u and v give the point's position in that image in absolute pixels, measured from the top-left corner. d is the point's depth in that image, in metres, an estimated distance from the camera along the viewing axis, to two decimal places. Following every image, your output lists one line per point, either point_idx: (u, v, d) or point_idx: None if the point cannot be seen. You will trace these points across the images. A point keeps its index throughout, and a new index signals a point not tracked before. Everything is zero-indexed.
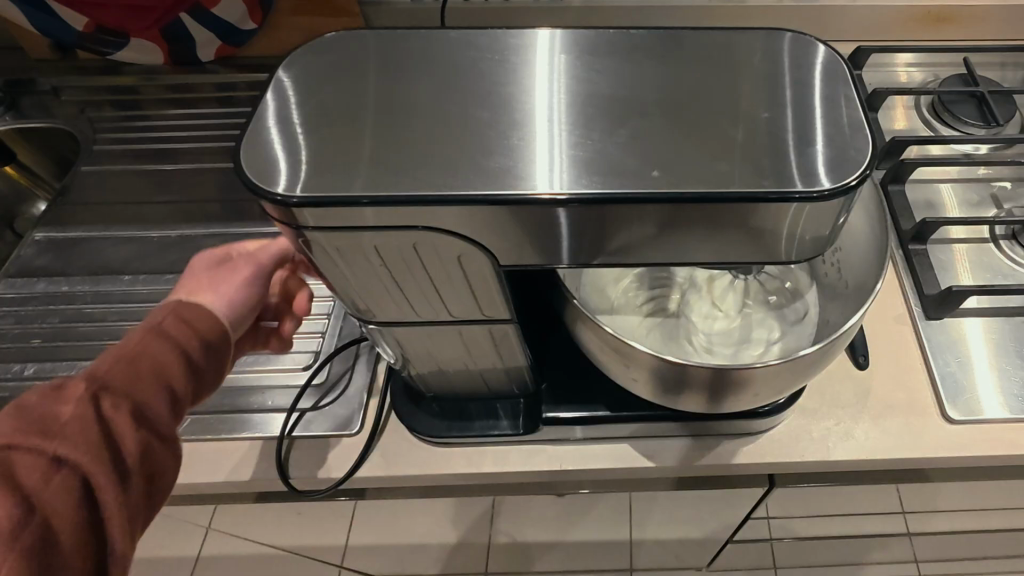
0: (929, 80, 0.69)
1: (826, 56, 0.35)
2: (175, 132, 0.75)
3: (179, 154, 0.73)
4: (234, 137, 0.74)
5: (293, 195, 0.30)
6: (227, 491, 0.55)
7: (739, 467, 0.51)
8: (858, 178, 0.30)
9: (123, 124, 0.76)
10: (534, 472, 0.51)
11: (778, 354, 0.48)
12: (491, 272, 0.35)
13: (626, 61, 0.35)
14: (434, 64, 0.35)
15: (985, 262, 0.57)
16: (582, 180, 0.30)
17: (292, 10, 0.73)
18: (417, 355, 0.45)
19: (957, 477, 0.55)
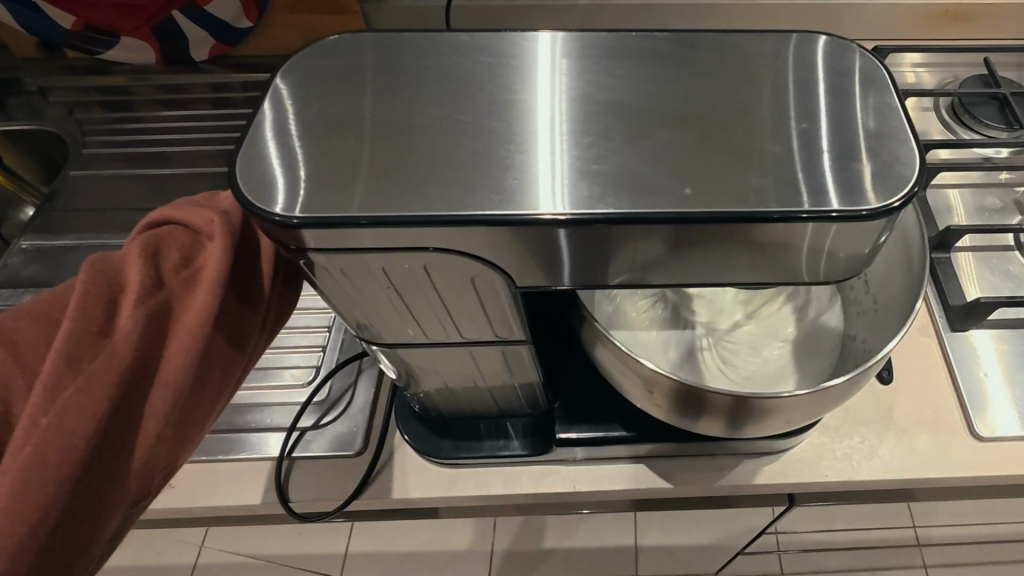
0: (949, 81, 0.67)
1: (862, 62, 0.33)
2: (167, 135, 0.72)
3: (171, 158, 0.71)
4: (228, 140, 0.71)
5: (292, 215, 0.28)
6: (224, 512, 0.53)
7: (758, 487, 0.49)
8: (904, 198, 0.28)
9: (112, 126, 0.73)
10: (544, 493, 0.49)
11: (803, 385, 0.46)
12: (506, 293, 0.33)
13: (648, 65, 0.33)
14: (444, 70, 0.33)
15: (1009, 272, 0.54)
16: (607, 199, 0.28)
17: (288, 9, 0.70)
18: (424, 373, 0.43)
19: (982, 493, 0.53)
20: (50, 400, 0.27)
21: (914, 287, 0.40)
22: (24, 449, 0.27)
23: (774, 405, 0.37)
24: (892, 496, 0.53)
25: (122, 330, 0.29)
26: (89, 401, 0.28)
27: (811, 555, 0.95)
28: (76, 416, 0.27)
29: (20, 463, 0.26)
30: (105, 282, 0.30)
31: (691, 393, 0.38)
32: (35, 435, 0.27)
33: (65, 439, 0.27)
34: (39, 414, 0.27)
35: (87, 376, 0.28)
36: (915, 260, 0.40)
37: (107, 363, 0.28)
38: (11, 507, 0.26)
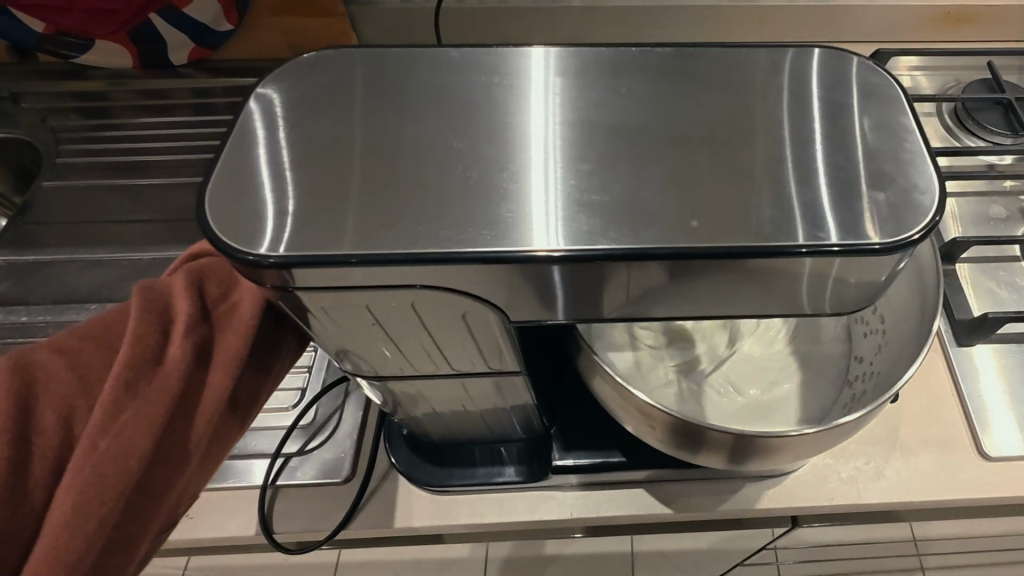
0: (951, 85, 0.65)
1: (880, 80, 0.31)
2: (144, 144, 0.69)
3: (149, 168, 0.68)
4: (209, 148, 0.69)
5: (269, 254, 0.26)
6: (208, 542, 0.51)
7: (762, 511, 0.47)
8: (925, 230, 0.26)
9: (87, 134, 0.70)
10: (541, 520, 0.48)
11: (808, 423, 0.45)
12: (499, 329, 0.31)
13: (651, 83, 0.31)
14: (434, 90, 0.31)
15: (1017, 284, 0.53)
16: (610, 234, 0.26)
17: (270, 11, 0.67)
18: (411, 401, 0.41)
19: (988, 511, 0.52)
20: (109, 424, 0.28)
21: (925, 323, 0.39)
22: (83, 469, 0.28)
23: (784, 440, 0.35)
24: (897, 515, 0.51)
25: (172, 358, 0.30)
26: (144, 426, 0.29)
27: (808, 560, 0.94)
28: (131, 440, 0.29)
29: (79, 481, 0.28)
30: (156, 309, 0.30)
31: (692, 427, 0.36)
32: (94, 457, 0.28)
33: (121, 461, 0.28)
34: (97, 437, 0.28)
35: (141, 401, 0.29)
36: (928, 296, 0.39)
37: (159, 390, 0.29)
38: (69, 523, 0.28)
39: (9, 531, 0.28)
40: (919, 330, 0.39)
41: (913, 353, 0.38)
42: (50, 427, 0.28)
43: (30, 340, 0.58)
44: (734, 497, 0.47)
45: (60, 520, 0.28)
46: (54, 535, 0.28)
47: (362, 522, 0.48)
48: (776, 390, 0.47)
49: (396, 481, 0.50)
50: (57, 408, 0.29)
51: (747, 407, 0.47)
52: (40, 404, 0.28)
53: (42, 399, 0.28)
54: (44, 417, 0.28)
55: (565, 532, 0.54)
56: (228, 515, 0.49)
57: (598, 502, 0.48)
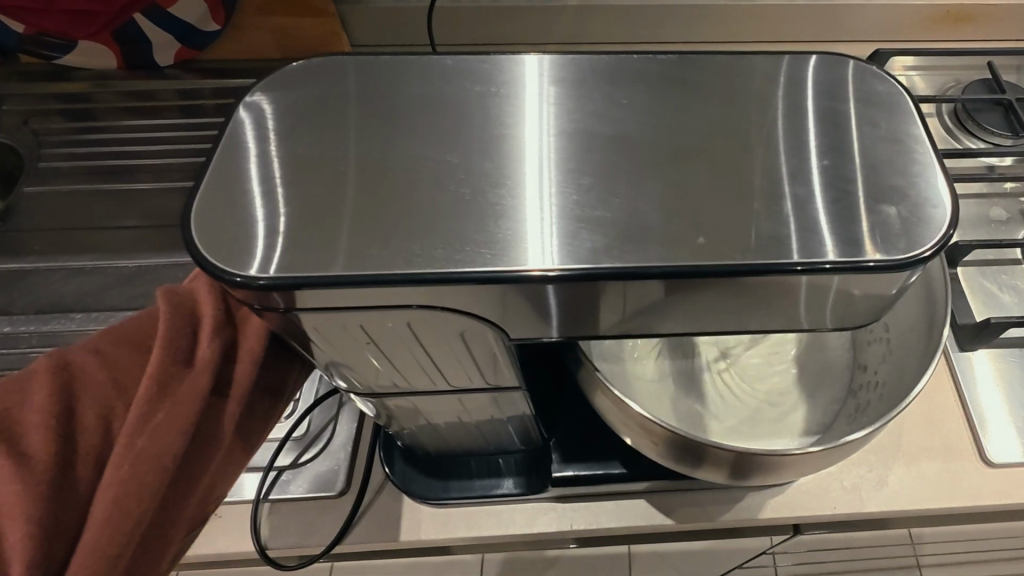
0: (950, 85, 0.65)
1: (887, 88, 0.30)
2: (128, 147, 0.67)
3: (134, 172, 0.66)
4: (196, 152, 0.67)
5: (257, 276, 0.24)
6: (199, 558, 0.50)
7: (765, 521, 0.47)
8: (936, 247, 0.25)
9: (71, 137, 0.68)
10: (541, 533, 0.47)
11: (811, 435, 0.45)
12: (498, 346, 0.30)
13: (652, 92, 0.30)
14: (428, 100, 0.30)
15: (1018, 287, 0.53)
16: (613, 252, 0.25)
17: (258, 11, 0.66)
18: (406, 415, 0.40)
19: (990, 517, 0.52)
20: (143, 422, 0.30)
21: (934, 336, 0.38)
22: (122, 466, 0.29)
23: (789, 457, 0.35)
24: (900, 521, 0.51)
25: (201, 360, 0.31)
26: (178, 422, 0.30)
27: (806, 559, 0.94)
28: (165, 437, 0.30)
29: (118, 478, 0.29)
30: (183, 314, 0.32)
31: (692, 442, 0.36)
32: (131, 454, 0.29)
33: (157, 458, 0.29)
34: (133, 435, 0.29)
35: (174, 400, 0.30)
36: (937, 310, 0.39)
37: (190, 389, 0.31)
38: (110, 519, 0.28)
39: (56, 531, 0.28)
40: (926, 343, 0.39)
41: (921, 365, 0.38)
42: (91, 425, 0.30)
43: (13, 351, 0.56)
44: (737, 507, 0.47)
45: (101, 517, 0.28)
46: (97, 533, 0.28)
47: (358, 536, 0.48)
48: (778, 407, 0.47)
49: (392, 494, 0.49)
50: (98, 408, 0.30)
51: (748, 423, 0.46)
52: (81, 404, 0.30)
53: (82, 399, 0.30)
54: (84, 417, 0.30)
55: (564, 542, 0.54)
56: (222, 530, 0.48)
57: (598, 513, 0.47)
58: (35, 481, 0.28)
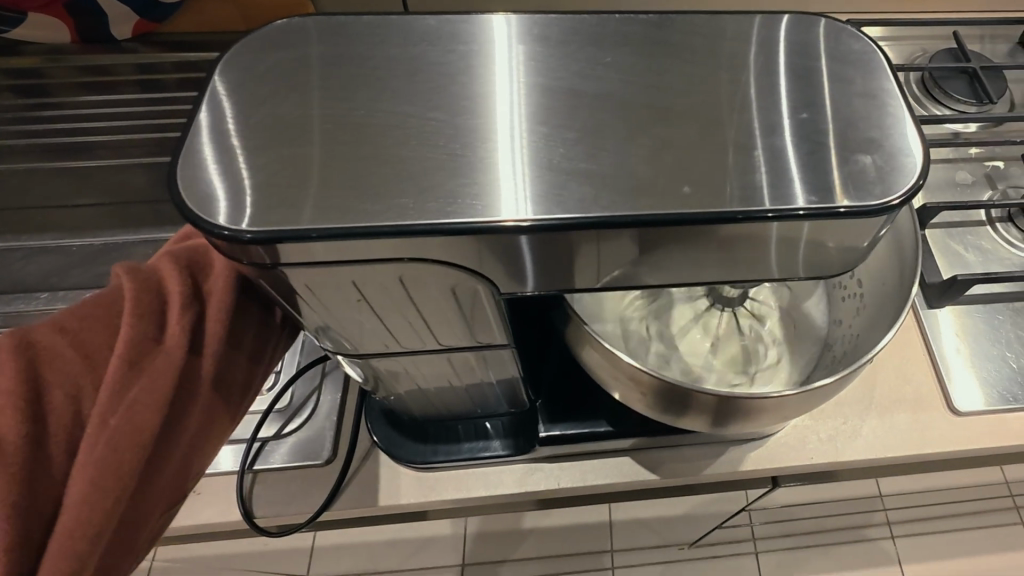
0: (918, 54, 0.67)
1: (862, 47, 0.31)
2: (79, 123, 0.65)
3: (91, 149, 0.64)
4: (152, 126, 0.64)
5: (244, 230, 0.25)
6: (186, 531, 0.50)
7: (745, 473, 0.49)
8: (904, 195, 0.26)
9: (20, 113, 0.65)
10: (529, 493, 0.49)
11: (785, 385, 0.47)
12: (489, 301, 0.31)
13: (636, 54, 0.30)
14: (413, 61, 0.30)
15: (983, 247, 0.55)
16: (604, 201, 0.26)
17: None
18: (393, 379, 0.40)
19: (956, 465, 0.54)
20: (117, 400, 0.28)
21: (903, 289, 0.40)
22: (98, 444, 0.28)
23: (771, 402, 0.36)
24: (872, 471, 0.53)
25: (171, 334, 0.30)
26: (153, 400, 0.29)
27: (782, 521, 0.99)
28: (142, 416, 0.29)
29: (95, 457, 0.28)
30: (150, 289, 0.31)
31: (677, 390, 0.37)
32: (106, 433, 0.28)
33: (135, 435, 0.29)
34: (107, 413, 0.28)
35: (147, 377, 0.29)
36: (907, 260, 0.41)
37: (163, 366, 0.30)
38: (89, 498, 0.28)
39: (30, 513, 0.27)
40: (897, 295, 0.41)
41: (890, 318, 0.40)
42: (60, 406, 0.28)
43: None
44: (718, 461, 0.49)
45: (78, 496, 0.28)
46: (75, 511, 0.27)
47: (346, 502, 0.48)
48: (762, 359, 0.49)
49: (379, 461, 0.49)
50: (66, 386, 0.28)
51: (728, 373, 0.49)
52: (48, 384, 0.28)
53: (49, 379, 0.28)
54: (53, 397, 0.28)
55: (553, 503, 0.55)
56: (206, 503, 0.48)
57: (585, 471, 0.49)
58: (7, 463, 0.26)
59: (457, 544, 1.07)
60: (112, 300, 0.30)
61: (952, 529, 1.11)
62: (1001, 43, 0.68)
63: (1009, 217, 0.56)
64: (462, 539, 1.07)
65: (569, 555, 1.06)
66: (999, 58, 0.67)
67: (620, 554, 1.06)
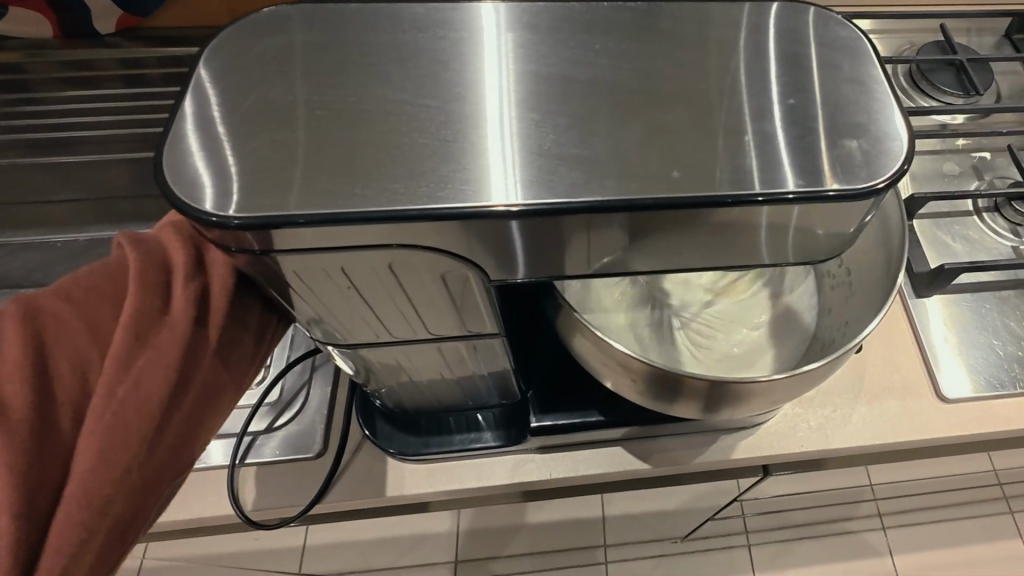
0: (905, 48, 0.68)
1: (849, 34, 0.31)
2: (61, 118, 0.64)
3: (74, 144, 0.63)
4: (134, 121, 0.64)
5: (231, 216, 0.25)
6: (175, 526, 0.50)
7: (736, 462, 0.49)
8: (890, 179, 0.27)
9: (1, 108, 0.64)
10: (521, 484, 0.49)
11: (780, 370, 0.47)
12: (479, 287, 0.31)
13: (628, 40, 0.30)
14: (402, 49, 0.30)
15: (970, 237, 0.55)
16: (592, 185, 0.26)
17: None
18: (384, 370, 0.40)
19: (946, 452, 0.55)
20: (122, 373, 0.28)
21: (890, 276, 0.40)
22: (103, 416, 0.28)
23: (761, 385, 0.36)
24: (863, 459, 0.54)
25: (177, 306, 0.30)
26: (159, 370, 0.29)
27: (775, 513, 0.99)
28: (146, 389, 0.29)
29: (101, 427, 0.28)
30: (154, 263, 0.30)
31: (667, 376, 0.37)
32: (112, 405, 0.28)
33: (142, 407, 0.29)
34: (112, 385, 0.28)
35: (153, 350, 0.29)
36: (894, 247, 0.41)
37: (169, 336, 0.29)
38: (96, 469, 0.28)
39: (37, 483, 0.27)
40: (885, 281, 0.41)
41: (877, 305, 0.40)
42: (66, 377, 0.28)
43: None
44: (710, 449, 0.49)
45: (86, 466, 0.28)
46: (82, 482, 0.27)
47: (338, 495, 0.48)
48: (759, 346, 0.49)
49: (370, 453, 0.49)
50: (73, 358, 0.28)
51: (725, 360, 0.49)
52: (55, 355, 0.28)
53: (56, 350, 0.28)
54: (59, 368, 0.28)
55: (546, 495, 0.55)
56: (196, 496, 0.48)
57: (577, 461, 0.49)
58: (14, 433, 0.26)
59: (450, 542, 1.07)
60: (117, 273, 0.30)
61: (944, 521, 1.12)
62: (988, 36, 0.69)
63: (996, 207, 0.56)
64: (456, 535, 1.05)
65: (562, 550, 1.07)
66: (986, 51, 0.68)
67: (613, 549, 1.07)
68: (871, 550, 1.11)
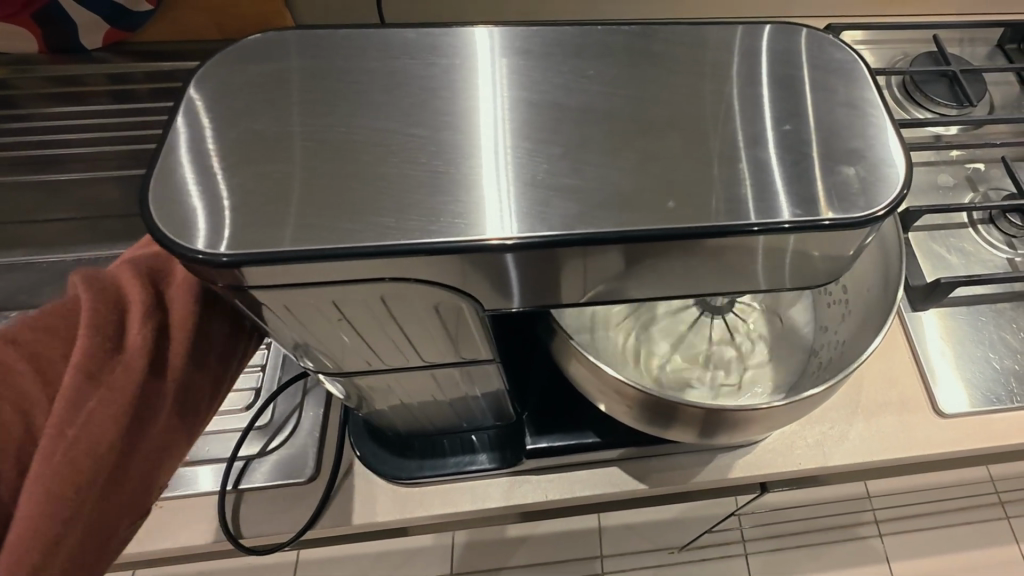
0: (898, 58, 0.68)
1: (844, 56, 0.31)
2: (43, 135, 0.62)
3: (57, 162, 0.62)
4: (118, 138, 0.62)
5: (220, 252, 0.24)
6: (162, 554, 0.49)
7: (733, 481, 0.49)
8: (888, 208, 0.26)
9: None
10: (517, 506, 0.48)
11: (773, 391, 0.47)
12: (473, 317, 0.30)
13: (619, 65, 0.30)
14: (389, 77, 0.29)
15: (965, 250, 0.55)
16: (586, 217, 0.25)
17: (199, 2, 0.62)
18: (377, 395, 0.40)
19: (944, 466, 0.54)
20: (74, 411, 0.27)
21: (889, 297, 0.40)
22: (52, 456, 0.27)
23: (758, 412, 0.36)
24: (859, 474, 0.54)
25: (132, 345, 0.29)
26: (114, 409, 0.28)
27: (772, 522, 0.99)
28: (98, 428, 0.28)
29: (47, 471, 0.26)
30: (109, 303, 0.29)
31: (665, 402, 0.37)
32: (62, 444, 0.27)
33: (93, 446, 0.27)
34: (62, 425, 0.27)
35: (108, 388, 0.28)
36: (893, 266, 0.41)
37: (121, 377, 0.28)
38: (42, 513, 0.26)
39: None
40: (883, 300, 0.41)
41: (876, 325, 0.40)
42: (9, 421, 0.27)
43: None
44: (706, 469, 0.48)
45: (29, 511, 0.26)
46: (27, 527, 0.26)
47: (330, 520, 0.47)
48: (755, 363, 0.49)
49: (363, 476, 0.49)
50: (17, 402, 0.27)
51: (723, 383, 0.49)
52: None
53: (1, 392, 0.27)
54: (1, 412, 0.27)
55: (541, 515, 0.55)
56: (185, 522, 0.47)
57: (573, 482, 0.48)
58: None
59: (445, 554, 1.06)
60: (73, 313, 0.29)
61: (942, 527, 1.12)
62: (981, 46, 0.69)
63: (990, 219, 0.56)
64: (450, 550, 1.07)
65: (558, 562, 1.06)
66: (979, 62, 0.68)
67: (611, 559, 1.06)
68: (872, 555, 1.08)
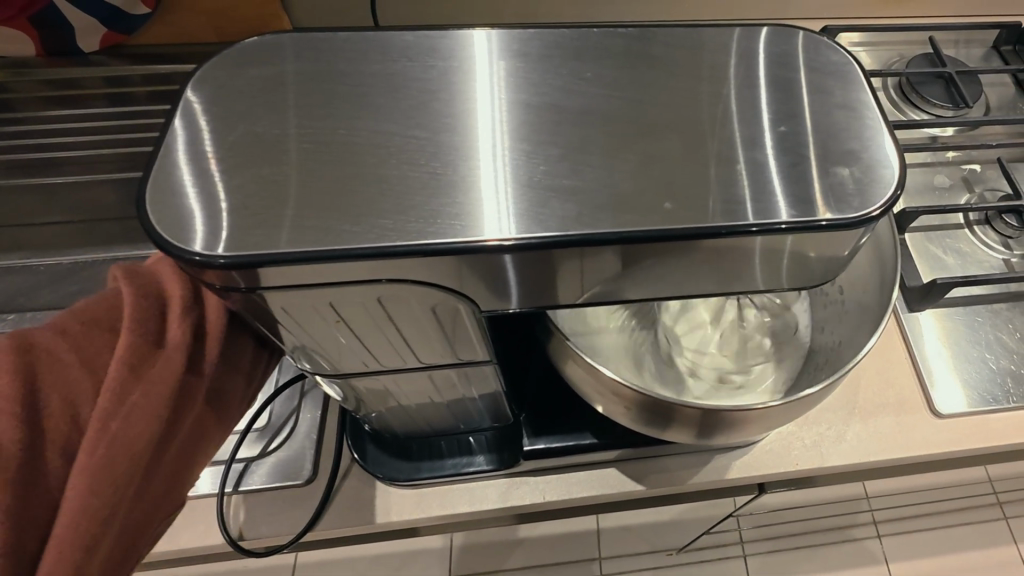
0: (894, 60, 0.68)
1: (839, 58, 0.31)
2: (41, 138, 0.62)
3: (56, 165, 0.62)
4: (116, 141, 0.63)
5: (218, 254, 0.24)
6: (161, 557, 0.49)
7: (731, 482, 0.49)
8: (883, 208, 0.26)
9: None
10: (515, 507, 0.48)
11: (770, 392, 0.47)
12: (470, 318, 0.30)
13: (616, 67, 0.30)
14: (389, 80, 0.29)
15: (961, 250, 0.55)
16: (583, 218, 0.26)
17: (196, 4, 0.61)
18: (372, 397, 0.40)
19: (941, 466, 0.54)
20: (117, 406, 0.27)
21: (885, 297, 0.40)
22: (96, 451, 0.27)
23: (755, 413, 0.36)
24: (857, 475, 0.54)
25: (172, 342, 0.29)
26: (155, 405, 0.28)
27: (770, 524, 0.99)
28: (140, 423, 0.28)
29: (92, 465, 0.27)
30: (149, 296, 0.29)
31: (662, 402, 0.37)
32: (105, 440, 0.27)
33: (135, 441, 0.28)
34: (106, 420, 0.27)
35: (149, 383, 0.28)
36: (889, 266, 0.41)
37: (163, 373, 0.28)
38: (85, 508, 0.27)
39: (24, 522, 0.26)
40: (880, 300, 0.41)
41: (873, 325, 0.40)
42: (56, 412, 0.27)
43: None
44: (703, 470, 0.48)
45: (73, 505, 0.27)
46: (71, 520, 0.27)
47: (329, 522, 0.47)
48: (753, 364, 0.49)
49: (361, 477, 0.49)
50: (64, 391, 0.27)
51: (718, 384, 0.49)
52: (45, 390, 0.27)
53: (47, 385, 0.27)
54: (48, 402, 0.27)
55: (540, 516, 0.55)
56: (184, 525, 0.47)
57: (571, 483, 0.48)
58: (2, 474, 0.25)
59: (443, 556, 1.06)
60: (115, 303, 0.29)
61: (941, 527, 1.12)
62: (976, 47, 0.69)
63: (987, 220, 0.56)
64: (448, 552, 1.07)
65: (557, 563, 1.06)
66: (974, 63, 0.69)
67: (609, 560, 1.06)
68: (870, 556, 1.08)
